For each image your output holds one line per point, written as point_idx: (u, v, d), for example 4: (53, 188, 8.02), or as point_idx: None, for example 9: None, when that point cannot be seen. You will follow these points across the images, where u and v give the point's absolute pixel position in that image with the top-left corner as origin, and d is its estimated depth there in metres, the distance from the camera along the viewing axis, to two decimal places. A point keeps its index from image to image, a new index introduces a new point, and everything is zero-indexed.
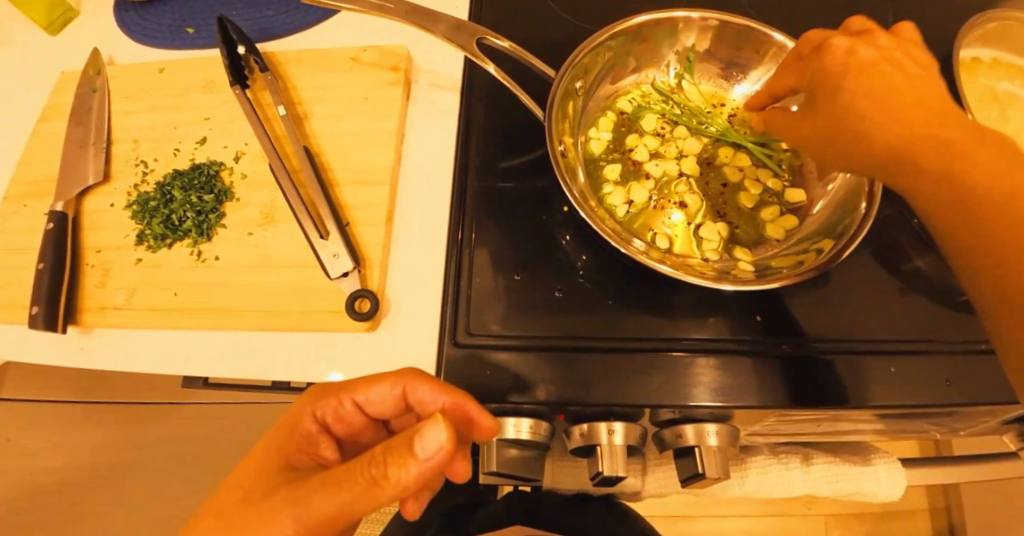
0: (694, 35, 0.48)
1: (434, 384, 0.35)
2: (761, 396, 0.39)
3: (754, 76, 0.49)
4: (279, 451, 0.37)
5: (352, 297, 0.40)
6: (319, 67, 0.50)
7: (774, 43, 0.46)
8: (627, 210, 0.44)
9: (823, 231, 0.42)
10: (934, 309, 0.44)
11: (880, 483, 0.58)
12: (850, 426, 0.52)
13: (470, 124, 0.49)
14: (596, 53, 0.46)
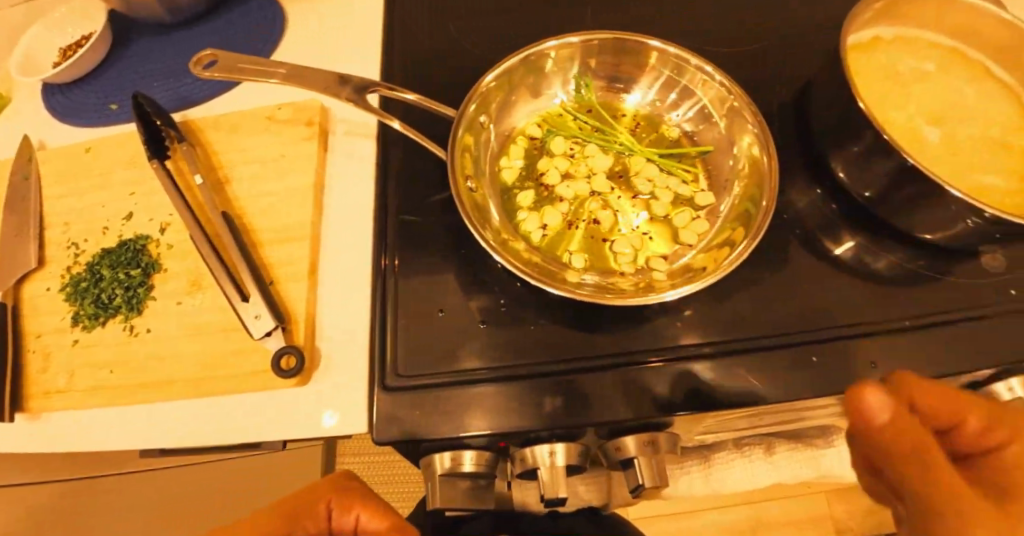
0: (583, 55, 0.50)
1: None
2: (731, 398, 0.41)
3: (643, 84, 0.52)
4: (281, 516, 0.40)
5: (277, 355, 0.41)
6: (236, 130, 0.52)
7: (651, 50, 0.49)
8: (543, 234, 0.45)
9: (732, 230, 0.44)
10: (844, 293, 0.46)
11: (836, 461, 0.60)
12: (798, 413, 0.53)
13: (385, 167, 0.50)
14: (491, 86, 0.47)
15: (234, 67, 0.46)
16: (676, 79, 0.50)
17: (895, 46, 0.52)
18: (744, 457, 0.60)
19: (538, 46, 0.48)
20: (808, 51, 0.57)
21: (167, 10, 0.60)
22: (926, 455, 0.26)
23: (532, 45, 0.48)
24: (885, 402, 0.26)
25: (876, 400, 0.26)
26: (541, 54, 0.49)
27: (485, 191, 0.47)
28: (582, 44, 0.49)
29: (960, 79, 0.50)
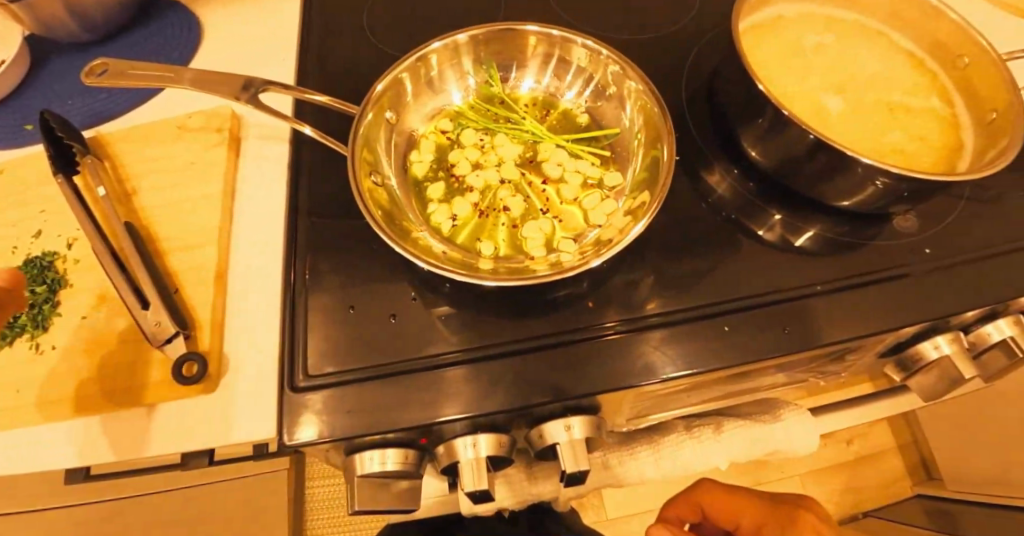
0: (477, 49, 0.51)
1: None
2: (679, 364, 0.42)
3: (533, 69, 0.53)
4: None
5: (179, 362, 0.40)
6: (145, 141, 0.51)
7: (527, 33, 0.50)
8: (452, 224, 0.45)
9: (631, 205, 0.45)
10: (760, 268, 0.47)
11: (791, 433, 0.54)
12: (736, 382, 0.50)
13: (296, 167, 0.50)
14: (387, 89, 0.47)
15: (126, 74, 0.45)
16: (567, 59, 0.51)
17: (798, 23, 0.55)
18: (693, 438, 0.54)
19: (421, 49, 0.48)
20: (718, 32, 0.58)
21: (82, 27, 0.60)
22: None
23: (415, 49, 0.48)
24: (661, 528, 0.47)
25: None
26: (424, 60, 0.49)
27: (395, 186, 0.46)
28: (470, 40, 0.50)
29: (862, 45, 0.54)
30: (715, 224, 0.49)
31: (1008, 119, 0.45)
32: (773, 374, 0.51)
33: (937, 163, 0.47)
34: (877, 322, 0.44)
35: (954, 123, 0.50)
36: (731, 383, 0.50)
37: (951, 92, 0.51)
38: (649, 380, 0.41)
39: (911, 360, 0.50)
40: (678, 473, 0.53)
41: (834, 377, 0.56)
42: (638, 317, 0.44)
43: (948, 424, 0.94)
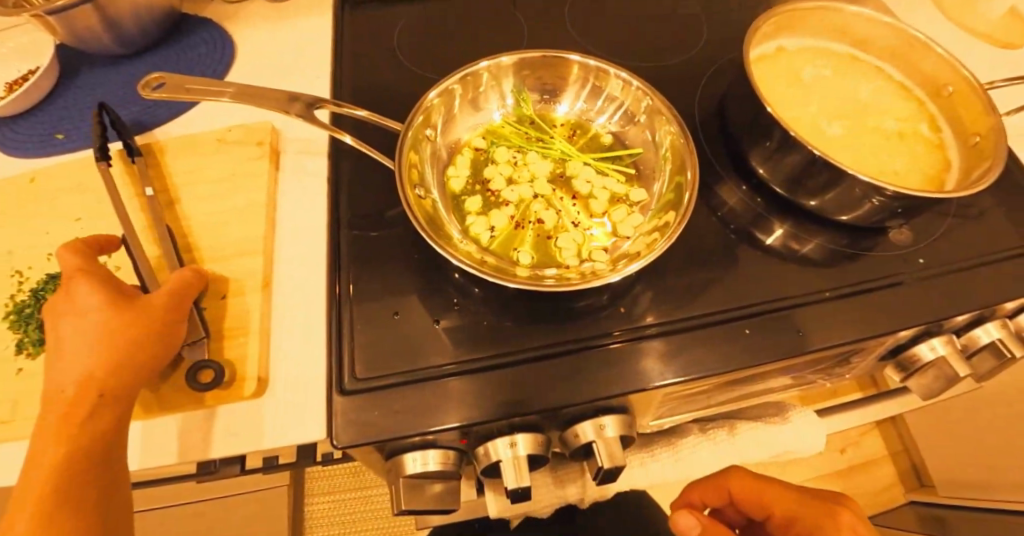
0: (512, 73, 0.54)
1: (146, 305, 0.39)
2: (705, 367, 0.45)
3: (569, 94, 0.57)
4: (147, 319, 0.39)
5: (194, 368, 0.42)
6: (185, 152, 0.53)
7: (572, 63, 0.53)
8: (491, 235, 0.48)
9: (658, 221, 0.48)
10: (775, 277, 0.51)
11: (800, 433, 0.59)
12: (752, 385, 0.55)
13: (337, 180, 0.52)
14: (440, 97, 0.50)
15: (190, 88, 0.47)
16: (599, 86, 0.55)
17: (801, 54, 0.60)
18: (710, 438, 0.58)
19: (471, 67, 0.51)
20: (726, 61, 0.63)
21: (116, 42, 0.61)
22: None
23: (465, 66, 0.51)
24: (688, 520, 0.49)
25: (680, 521, 0.49)
26: (474, 75, 0.52)
27: (435, 198, 0.49)
28: (513, 63, 0.53)
29: (859, 76, 0.59)
30: (728, 238, 0.53)
31: (990, 145, 0.51)
32: (786, 376, 0.55)
33: (929, 183, 0.52)
34: (876, 325, 0.48)
35: (942, 148, 0.55)
36: (746, 388, 0.55)
37: (939, 119, 0.57)
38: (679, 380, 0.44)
39: (909, 361, 0.54)
40: (695, 470, 0.58)
41: (837, 379, 0.60)
42: (638, 326, 0.47)
43: (935, 429, 1.00)
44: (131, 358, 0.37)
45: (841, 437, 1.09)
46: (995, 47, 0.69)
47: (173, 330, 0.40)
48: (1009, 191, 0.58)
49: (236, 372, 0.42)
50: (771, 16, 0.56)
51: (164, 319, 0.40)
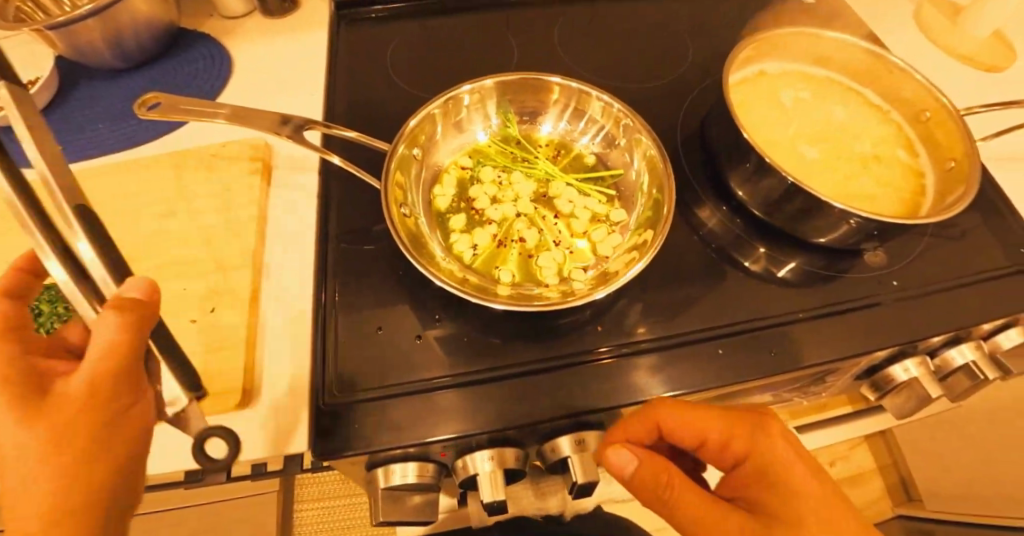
0: (497, 96, 0.56)
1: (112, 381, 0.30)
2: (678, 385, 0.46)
3: (552, 115, 0.58)
4: (65, 426, 0.28)
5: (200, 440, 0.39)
6: (178, 167, 0.54)
7: (552, 85, 0.55)
8: (473, 253, 0.49)
9: (636, 242, 0.50)
10: (752, 297, 0.52)
11: None
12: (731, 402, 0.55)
13: (326, 196, 0.53)
14: (420, 124, 0.51)
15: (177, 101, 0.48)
16: (582, 109, 0.56)
17: (782, 78, 0.62)
18: None
19: (453, 91, 0.52)
20: (711, 83, 0.65)
21: (115, 57, 0.63)
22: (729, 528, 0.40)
23: (447, 91, 0.53)
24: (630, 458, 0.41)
25: (614, 458, 0.41)
26: (457, 98, 0.53)
27: (420, 216, 0.50)
28: (496, 85, 0.55)
29: (838, 100, 0.61)
30: (708, 258, 0.54)
31: (964, 170, 0.52)
32: (764, 394, 0.56)
33: (903, 206, 0.54)
34: (848, 347, 0.49)
35: (918, 172, 0.56)
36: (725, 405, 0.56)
37: (917, 144, 0.58)
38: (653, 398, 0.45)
39: (885, 381, 0.55)
40: None
41: (815, 397, 0.61)
42: (624, 342, 0.48)
43: (923, 445, 1.00)
44: (66, 491, 0.28)
45: (829, 451, 1.10)
46: (978, 70, 0.70)
47: (143, 402, 0.31)
48: (986, 214, 0.59)
49: (223, 383, 0.44)
50: (751, 41, 0.58)
51: (113, 396, 0.30)
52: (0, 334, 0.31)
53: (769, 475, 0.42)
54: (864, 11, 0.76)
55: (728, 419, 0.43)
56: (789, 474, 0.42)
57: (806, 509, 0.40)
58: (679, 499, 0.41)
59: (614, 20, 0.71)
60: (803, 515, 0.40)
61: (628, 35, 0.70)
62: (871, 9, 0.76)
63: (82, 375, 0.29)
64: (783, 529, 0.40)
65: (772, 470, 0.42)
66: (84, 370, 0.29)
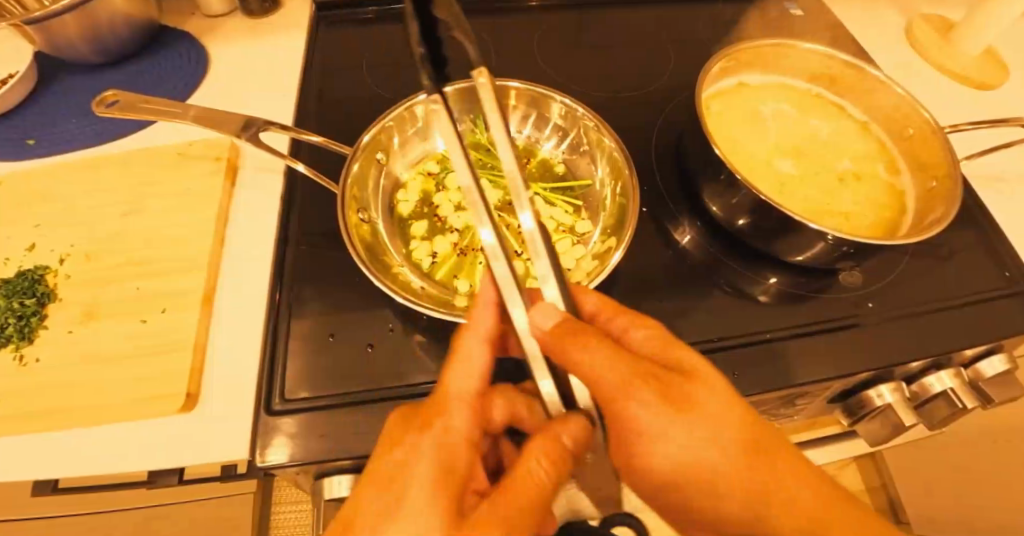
0: (458, 102, 0.55)
1: (534, 463, 0.31)
2: None
3: (516, 120, 0.57)
4: (436, 485, 0.30)
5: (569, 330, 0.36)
6: (147, 165, 0.55)
7: (510, 90, 0.54)
8: (432, 260, 0.49)
9: (598, 254, 0.49)
10: (721, 314, 0.50)
11: None
12: None
13: (290, 201, 0.55)
14: (375, 136, 0.52)
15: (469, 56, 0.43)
16: (543, 115, 0.56)
17: (756, 91, 0.61)
18: None
19: (410, 100, 0.54)
20: (690, 94, 0.64)
21: (94, 53, 0.63)
22: (660, 432, 0.30)
23: (405, 100, 0.54)
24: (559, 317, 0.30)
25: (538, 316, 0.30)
26: (415, 107, 0.54)
27: (379, 223, 0.51)
28: (456, 92, 0.55)
29: (814, 117, 0.60)
30: (683, 274, 0.53)
31: (945, 190, 0.49)
32: None
33: (881, 226, 0.52)
34: (821, 372, 0.47)
35: (899, 190, 0.55)
36: None
37: (899, 160, 0.57)
38: None
39: (858, 406, 0.54)
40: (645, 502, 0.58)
41: (788, 419, 0.60)
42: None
43: (909, 465, 0.98)
44: None
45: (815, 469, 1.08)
46: (966, 87, 0.69)
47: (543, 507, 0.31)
48: (970, 235, 0.57)
49: (167, 387, 0.43)
50: (727, 52, 0.57)
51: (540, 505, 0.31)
52: (473, 395, 0.33)
53: (722, 393, 0.31)
54: (855, 24, 0.75)
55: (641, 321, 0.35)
56: (728, 402, 0.31)
57: (722, 434, 0.30)
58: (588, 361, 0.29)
59: (597, 30, 0.71)
60: (719, 430, 0.30)
61: (610, 45, 0.69)
62: (861, 23, 0.75)
63: (536, 466, 0.31)
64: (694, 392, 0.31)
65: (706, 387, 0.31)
66: (535, 472, 0.31)
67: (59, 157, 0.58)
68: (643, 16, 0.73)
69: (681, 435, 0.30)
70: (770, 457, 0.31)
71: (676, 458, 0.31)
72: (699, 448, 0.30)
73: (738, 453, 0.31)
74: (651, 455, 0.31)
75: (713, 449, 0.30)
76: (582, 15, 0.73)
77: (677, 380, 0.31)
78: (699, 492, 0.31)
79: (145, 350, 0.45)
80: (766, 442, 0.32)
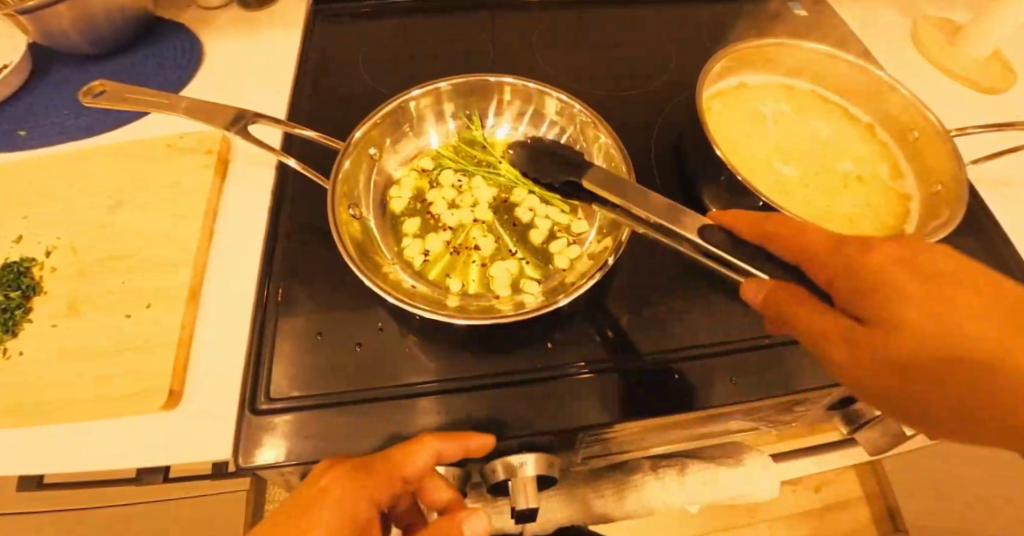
0: (454, 99, 0.56)
1: (421, 460, 0.37)
2: (629, 411, 0.43)
3: (509, 118, 0.58)
4: (328, 526, 0.37)
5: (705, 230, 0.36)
6: (138, 157, 0.55)
7: (504, 86, 0.55)
8: (424, 260, 0.48)
9: (594, 254, 0.49)
10: (719, 317, 0.49)
11: (752, 475, 0.58)
12: (704, 426, 0.52)
13: (281, 196, 0.54)
14: (366, 132, 0.51)
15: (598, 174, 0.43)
16: (540, 110, 0.56)
17: (758, 90, 0.60)
18: (658, 478, 0.56)
19: (403, 96, 0.53)
20: (691, 93, 0.63)
21: (88, 44, 0.62)
22: (892, 359, 0.27)
23: (397, 95, 0.53)
24: (763, 286, 0.32)
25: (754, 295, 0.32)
26: (408, 102, 0.53)
27: (370, 220, 0.50)
28: (452, 89, 0.55)
29: (815, 118, 0.59)
30: (681, 277, 0.52)
31: (949, 194, 0.49)
32: (736, 420, 0.53)
33: (883, 230, 0.51)
34: (821, 379, 0.46)
35: (903, 194, 0.53)
36: (697, 428, 0.53)
37: (901, 162, 0.56)
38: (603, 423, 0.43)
39: (858, 414, 0.53)
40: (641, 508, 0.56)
41: (785, 425, 0.59)
42: (605, 355, 0.46)
43: (910, 473, 0.97)
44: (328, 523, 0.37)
45: (815, 475, 1.06)
46: (974, 90, 0.67)
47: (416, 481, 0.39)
48: (976, 241, 0.56)
49: (149, 384, 0.43)
50: (729, 51, 0.56)
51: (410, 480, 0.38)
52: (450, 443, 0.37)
53: (883, 273, 0.29)
54: (860, 26, 0.74)
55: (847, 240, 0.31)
56: (900, 276, 0.28)
57: (928, 314, 0.27)
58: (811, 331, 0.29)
59: (599, 27, 0.70)
60: (919, 309, 0.27)
61: (612, 43, 0.68)
62: (867, 25, 0.74)
63: (422, 463, 0.37)
64: (904, 324, 0.27)
65: (883, 272, 0.29)
66: (426, 463, 0.37)
67: (51, 149, 0.57)
68: (645, 14, 0.71)
69: (900, 349, 0.27)
70: (984, 303, 0.28)
71: (917, 369, 0.27)
72: (918, 345, 0.27)
73: (959, 318, 0.27)
74: (898, 385, 0.28)
75: (932, 329, 0.27)
76: (584, 13, 0.72)
77: (879, 319, 0.28)
78: (963, 396, 0.27)
79: (129, 346, 0.44)
80: (967, 295, 0.28)
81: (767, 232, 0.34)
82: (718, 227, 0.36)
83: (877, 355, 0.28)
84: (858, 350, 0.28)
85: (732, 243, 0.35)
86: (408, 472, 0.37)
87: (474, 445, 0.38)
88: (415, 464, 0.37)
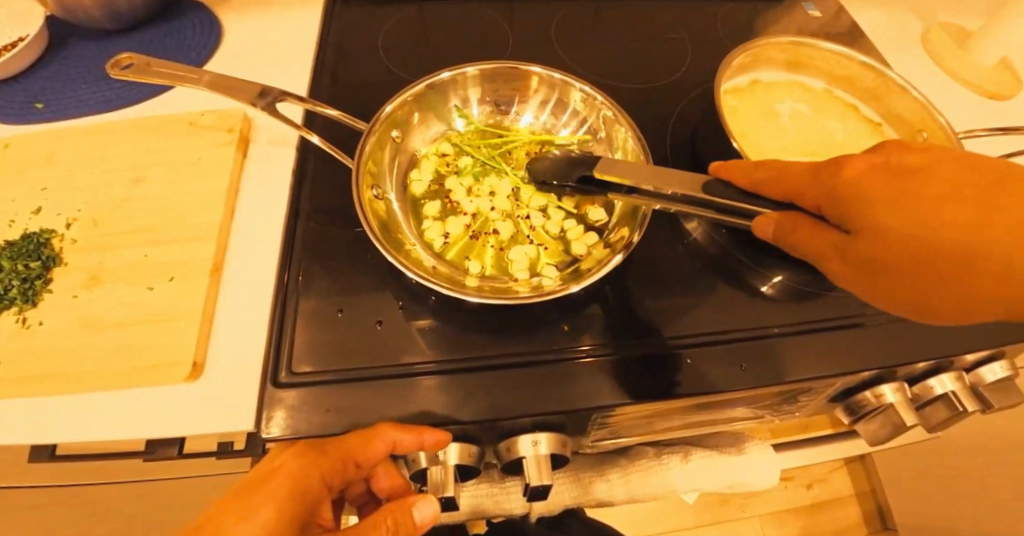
0: (479, 85, 0.57)
1: (375, 446, 0.40)
2: (642, 394, 0.44)
3: (533, 106, 0.59)
4: (277, 504, 0.41)
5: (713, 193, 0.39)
6: (160, 133, 0.55)
7: (532, 75, 0.56)
8: (444, 242, 0.50)
9: (611, 242, 0.50)
10: (729, 306, 0.51)
11: (755, 463, 0.59)
12: (707, 413, 0.54)
13: (302, 174, 0.55)
14: (396, 109, 0.52)
15: (613, 166, 0.43)
16: (563, 100, 0.57)
17: (773, 87, 0.61)
18: (662, 464, 0.57)
19: (432, 77, 0.54)
20: (705, 89, 0.64)
21: (107, 19, 0.62)
22: (875, 267, 0.32)
23: (427, 76, 0.54)
24: (771, 220, 0.36)
25: (761, 225, 0.36)
26: (436, 85, 0.55)
27: (393, 201, 0.51)
28: (478, 74, 0.56)
29: (829, 117, 0.60)
30: (693, 267, 0.53)
31: None
32: (739, 408, 0.54)
33: None
34: (827, 369, 0.47)
35: None
36: (700, 416, 0.54)
37: None
38: (613, 405, 0.44)
39: (860, 405, 0.54)
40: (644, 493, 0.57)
41: (788, 416, 0.60)
42: (621, 340, 0.47)
43: (904, 472, 0.98)
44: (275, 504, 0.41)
45: (807, 472, 1.08)
46: (980, 96, 0.69)
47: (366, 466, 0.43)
48: None
49: (174, 355, 0.43)
50: (747, 47, 0.57)
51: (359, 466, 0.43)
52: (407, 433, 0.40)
53: (859, 183, 0.32)
54: (871, 30, 0.75)
55: (828, 166, 0.35)
56: (877, 183, 0.32)
57: (908, 220, 0.30)
58: (804, 246, 0.34)
59: (615, 21, 0.71)
60: (893, 217, 0.31)
61: (628, 36, 0.69)
62: (879, 29, 0.75)
63: (378, 451, 0.40)
64: (870, 220, 0.31)
65: (857, 184, 0.33)
66: (380, 451, 0.41)
67: (70, 122, 0.57)
68: (661, 9, 0.72)
69: (879, 256, 0.31)
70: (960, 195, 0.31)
71: (891, 266, 0.31)
72: (896, 248, 0.31)
73: (924, 208, 0.31)
74: (887, 283, 0.32)
75: (891, 225, 0.31)
76: (600, 7, 0.72)
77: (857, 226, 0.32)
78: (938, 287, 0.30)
79: (151, 318, 0.45)
80: (932, 187, 0.31)
81: (761, 179, 0.37)
82: (717, 179, 0.39)
83: (859, 260, 0.32)
84: (846, 260, 0.33)
85: (734, 193, 0.38)
86: (363, 453, 0.41)
87: (429, 440, 0.41)
88: (367, 452, 0.41)
